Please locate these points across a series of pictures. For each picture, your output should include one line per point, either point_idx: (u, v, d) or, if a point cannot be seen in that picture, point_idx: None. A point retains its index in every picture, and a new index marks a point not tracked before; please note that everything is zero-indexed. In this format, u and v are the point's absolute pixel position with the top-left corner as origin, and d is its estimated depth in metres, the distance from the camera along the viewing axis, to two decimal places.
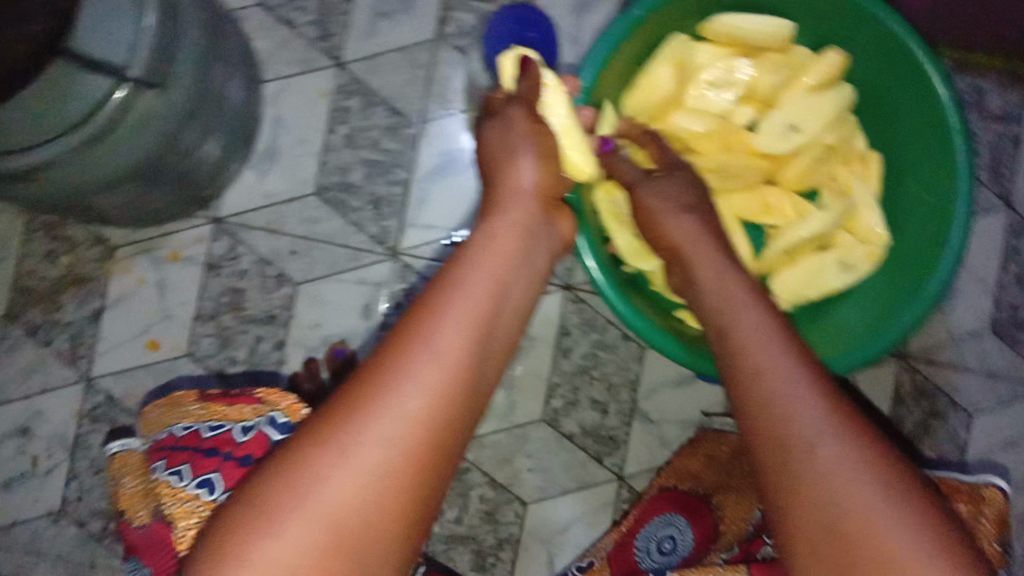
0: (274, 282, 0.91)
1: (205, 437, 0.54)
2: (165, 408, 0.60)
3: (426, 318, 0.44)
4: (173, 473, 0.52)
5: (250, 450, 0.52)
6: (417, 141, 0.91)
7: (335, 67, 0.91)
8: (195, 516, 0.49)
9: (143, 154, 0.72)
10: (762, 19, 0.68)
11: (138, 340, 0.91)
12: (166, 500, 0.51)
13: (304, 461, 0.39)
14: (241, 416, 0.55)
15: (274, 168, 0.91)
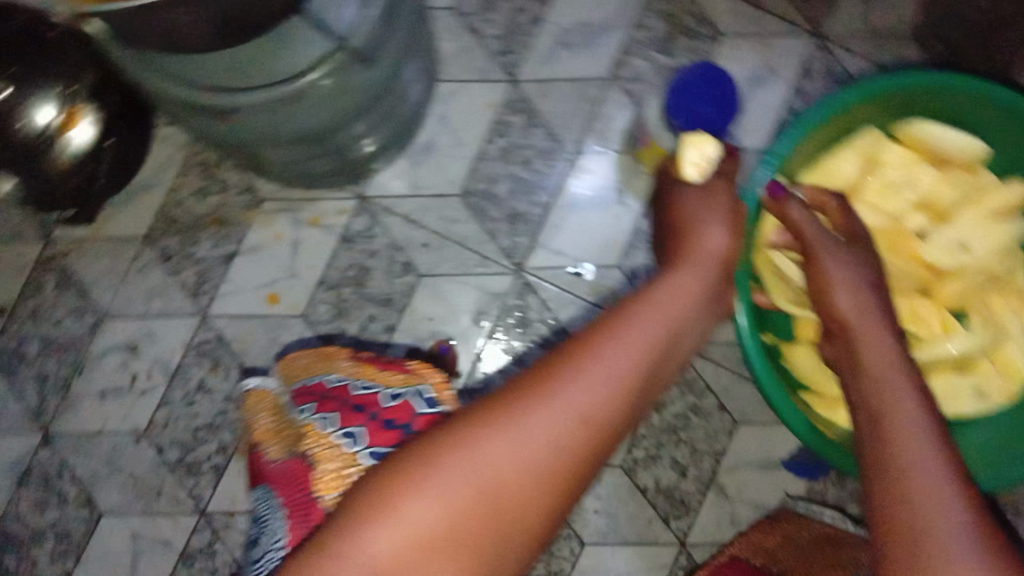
0: (400, 269, 0.94)
1: (356, 394, 0.59)
2: (317, 361, 0.67)
3: (597, 344, 0.50)
4: (320, 418, 0.58)
5: (395, 415, 0.57)
6: (566, 169, 0.94)
7: (509, 82, 0.94)
8: (336, 461, 0.54)
9: (324, 119, 0.77)
10: (960, 135, 0.70)
11: (260, 291, 0.94)
12: (312, 442, 0.56)
13: (476, 426, 0.46)
14: (390, 382, 0.60)
15: (428, 162, 0.95)
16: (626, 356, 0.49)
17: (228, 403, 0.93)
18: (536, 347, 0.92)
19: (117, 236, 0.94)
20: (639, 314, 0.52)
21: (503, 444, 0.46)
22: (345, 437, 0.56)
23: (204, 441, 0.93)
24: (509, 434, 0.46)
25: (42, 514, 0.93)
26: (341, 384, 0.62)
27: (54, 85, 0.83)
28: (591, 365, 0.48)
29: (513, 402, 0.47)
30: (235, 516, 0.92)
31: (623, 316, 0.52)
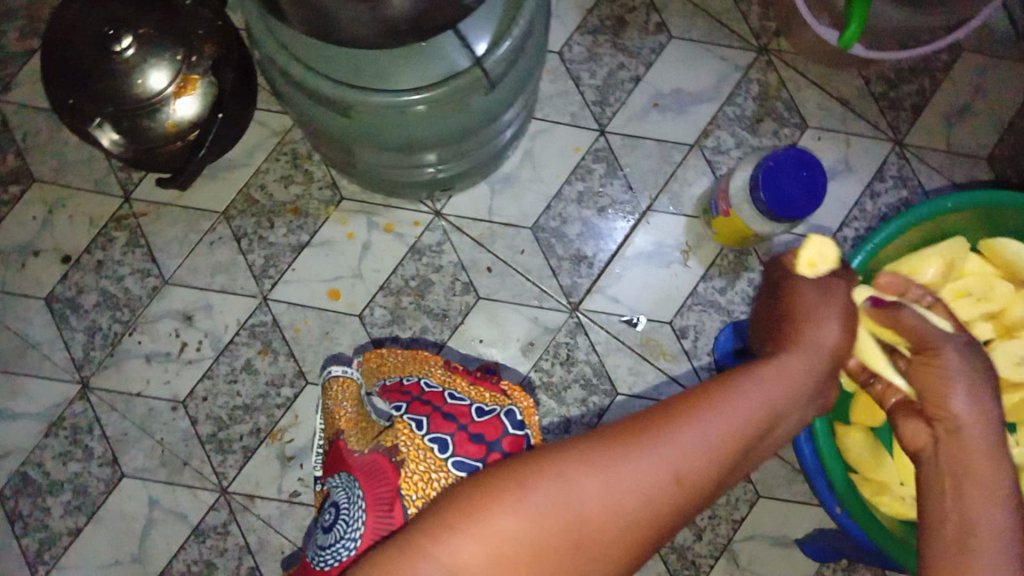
0: (461, 288, 0.97)
1: (446, 402, 0.66)
2: (413, 362, 0.75)
3: (706, 404, 0.48)
4: (412, 419, 0.65)
5: (483, 430, 0.64)
6: (636, 223, 0.98)
7: (598, 132, 0.99)
8: (425, 464, 0.61)
9: (431, 133, 0.81)
10: None
11: (323, 285, 0.96)
12: (404, 440, 0.63)
13: (571, 460, 0.46)
14: (481, 398, 0.68)
15: (508, 192, 0.98)
16: (730, 424, 0.47)
17: (271, 388, 0.94)
18: (579, 387, 0.95)
19: (197, 206, 0.96)
20: (747, 381, 0.50)
21: (593, 486, 0.45)
22: (435, 441, 0.63)
23: (239, 421, 0.94)
24: (601, 477, 0.45)
25: (64, 466, 0.93)
26: (434, 391, 0.69)
27: (176, 52, 0.84)
28: (692, 427, 0.47)
29: (612, 447, 0.46)
30: (255, 501, 0.93)
31: (732, 380, 0.50)
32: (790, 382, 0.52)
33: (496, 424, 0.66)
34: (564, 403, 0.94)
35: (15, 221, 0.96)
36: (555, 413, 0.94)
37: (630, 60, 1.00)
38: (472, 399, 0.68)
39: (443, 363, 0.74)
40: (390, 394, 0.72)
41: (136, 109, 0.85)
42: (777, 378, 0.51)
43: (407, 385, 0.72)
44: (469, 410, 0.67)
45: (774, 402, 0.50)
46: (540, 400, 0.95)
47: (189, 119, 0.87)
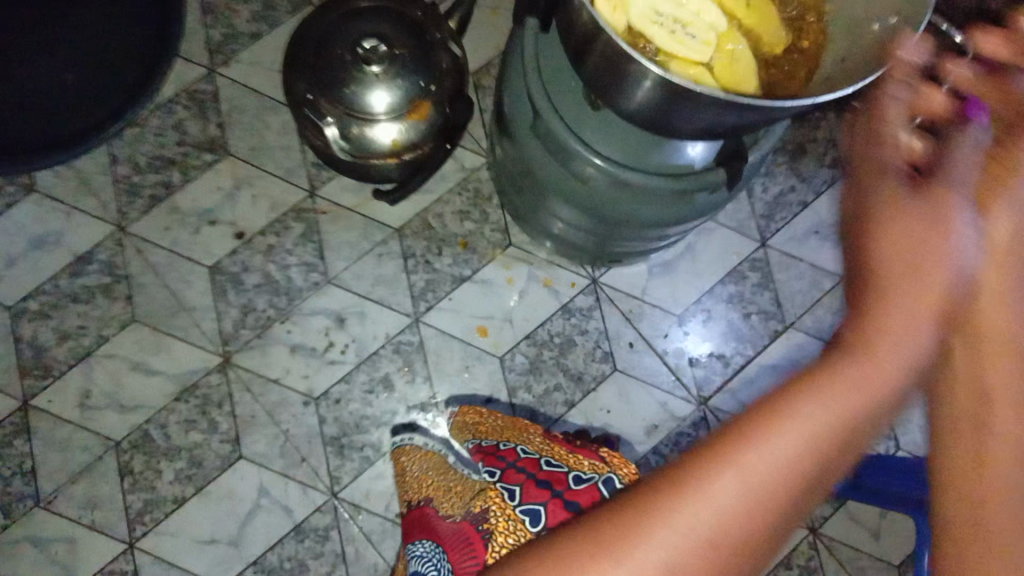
0: (601, 355, 1.00)
1: (539, 470, 0.74)
2: (511, 428, 0.86)
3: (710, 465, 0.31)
4: (505, 488, 0.72)
5: (577, 501, 0.69)
6: (776, 337, 1.03)
7: (760, 245, 1.06)
8: (511, 534, 0.69)
9: (647, 217, 0.83)
10: None
11: (474, 321, 0.99)
12: (496, 509, 0.71)
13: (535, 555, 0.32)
14: (577, 468, 0.76)
15: (665, 276, 1.04)
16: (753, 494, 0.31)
17: (403, 407, 0.96)
18: None
19: (375, 217, 1.01)
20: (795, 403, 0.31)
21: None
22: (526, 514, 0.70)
23: (365, 431, 0.95)
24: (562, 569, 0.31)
25: (186, 433, 0.94)
26: (529, 458, 0.78)
27: (418, 80, 0.88)
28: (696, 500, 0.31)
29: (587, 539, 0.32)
30: (362, 512, 0.94)
31: (783, 396, 0.32)
32: (855, 418, 0.31)
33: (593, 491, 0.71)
34: None
35: (201, 189, 1.00)
36: None
37: (803, 184, 1.08)
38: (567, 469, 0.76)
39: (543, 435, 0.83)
40: (487, 456, 0.81)
41: (352, 116, 0.87)
42: (830, 390, 0.31)
43: (503, 449, 0.80)
44: (566, 476, 0.72)
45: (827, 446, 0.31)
46: None
47: (385, 139, 0.90)
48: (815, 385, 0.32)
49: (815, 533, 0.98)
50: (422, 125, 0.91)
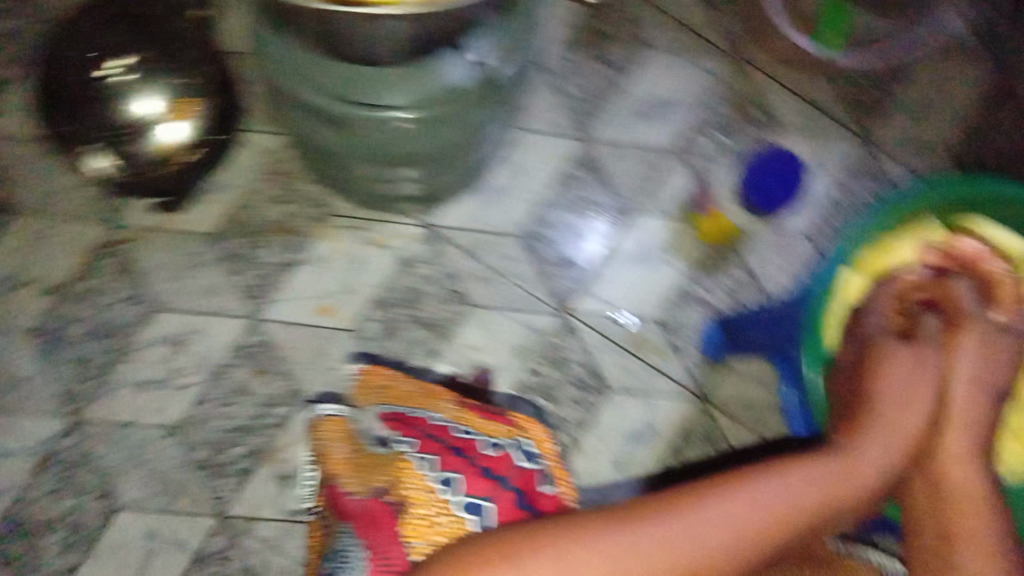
0: (451, 296, 0.98)
1: (456, 437, 0.73)
2: (423, 394, 0.81)
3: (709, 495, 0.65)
4: (422, 458, 0.70)
5: (489, 463, 0.71)
6: (621, 224, 1.01)
7: (581, 141, 1.02)
8: (431, 505, 0.67)
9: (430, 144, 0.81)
10: (1010, 235, 0.80)
11: (312, 302, 0.96)
12: (412, 480, 0.68)
13: (585, 529, 0.62)
14: (489, 432, 0.75)
15: (495, 201, 1.00)
16: (731, 521, 0.64)
17: (266, 408, 0.93)
18: (572, 387, 0.98)
19: (188, 228, 0.97)
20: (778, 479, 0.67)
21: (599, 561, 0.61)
22: (445, 483, 0.68)
23: (236, 443, 0.93)
24: (605, 545, 0.61)
25: (56, 502, 0.91)
26: (442, 425, 0.75)
27: (174, 79, 0.90)
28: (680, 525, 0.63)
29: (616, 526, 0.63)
30: (256, 523, 0.91)
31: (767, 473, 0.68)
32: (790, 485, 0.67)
33: (507, 458, 0.72)
34: (558, 404, 0.97)
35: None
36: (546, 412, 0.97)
37: (609, 68, 1.04)
38: (478, 433, 0.75)
39: (454, 401, 0.80)
40: (394, 423, 0.76)
41: (122, 135, 0.89)
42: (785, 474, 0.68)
43: (412, 416, 0.76)
44: (480, 444, 0.73)
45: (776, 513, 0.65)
46: (535, 402, 0.97)
47: (173, 142, 0.90)
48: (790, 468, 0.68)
49: (705, 400, 0.99)
50: (205, 119, 0.92)
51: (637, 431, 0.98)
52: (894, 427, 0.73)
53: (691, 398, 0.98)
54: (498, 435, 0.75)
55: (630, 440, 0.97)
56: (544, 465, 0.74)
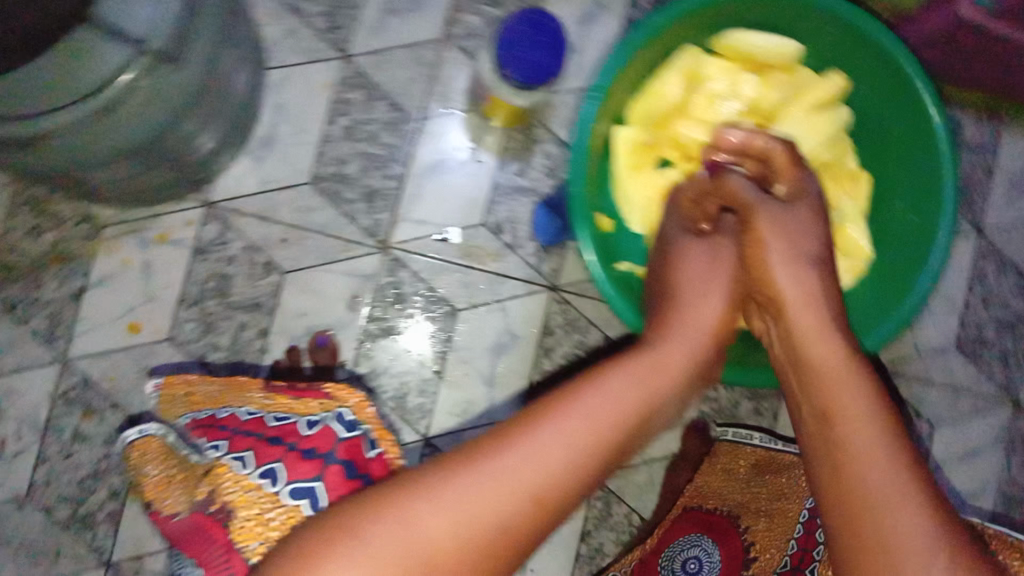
0: (262, 269, 0.91)
1: (270, 426, 0.64)
2: (235, 391, 0.72)
3: (544, 416, 0.57)
4: (236, 459, 0.62)
5: (314, 443, 0.62)
6: (415, 137, 0.94)
7: (342, 60, 0.93)
8: (255, 506, 0.59)
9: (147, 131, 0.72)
10: (772, 38, 0.69)
11: (118, 323, 0.90)
12: (230, 485, 0.61)
13: (442, 473, 0.55)
14: (305, 411, 0.66)
15: (272, 154, 0.92)
16: (585, 421, 0.57)
17: (110, 445, 0.89)
18: (419, 319, 0.94)
19: None
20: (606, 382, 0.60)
21: (461, 502, 0.53)
22: (265, 478, 0.60)
23: (93, 490, 0.88)
24: (467, 483, 0.54)
25: None
26: (253, 417, 0.66)
27: None
28: (547, 442, 0.56)
29: (475, 459, 0.55)
30: (144, 558, 0.88)
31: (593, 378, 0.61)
32: (626, 386, 0.60)
33: (330, 431, 0.63)
34: (411, 341, 0.93)
35: None
36: (401, 354, 0.93)
37: None
38: (297, 414, 0.66)
39: (264, 386, 0.71)
40: (204, 428, 0.68)
41: None
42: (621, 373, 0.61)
43: (222, 417, 0.68)
44: (298, 426, 0.64)
45: (626, 405, 0.59)
46: (386, 347, 0.93)
47: None
48: (618, 367, 0.61)
49: (555, 288, 0.94)
50: None
51: (499, 340, 0.94)
52: (706, 300, 0.66)
53: (541, 290, 0.94)
54: (312, 410, 0.65)
55: (494, 352, 0.94)
56: (367, 429, 0.64)
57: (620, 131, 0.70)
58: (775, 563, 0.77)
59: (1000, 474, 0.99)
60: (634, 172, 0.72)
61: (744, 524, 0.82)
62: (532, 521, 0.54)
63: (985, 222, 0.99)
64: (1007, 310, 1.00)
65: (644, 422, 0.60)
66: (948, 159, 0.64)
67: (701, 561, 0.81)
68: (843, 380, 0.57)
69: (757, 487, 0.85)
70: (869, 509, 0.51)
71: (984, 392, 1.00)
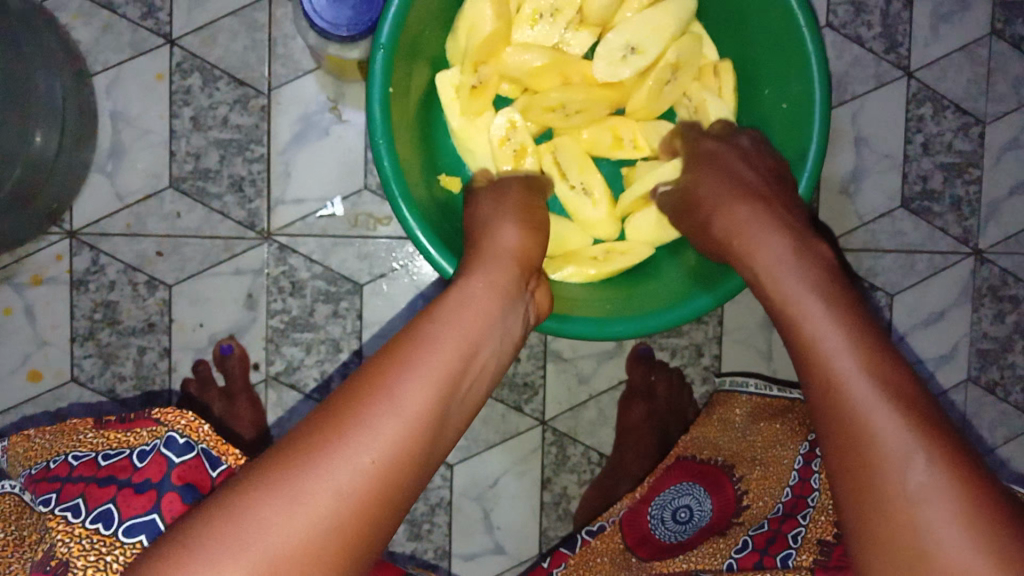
0: (146, 288, 0.87)
1: (102, 466, 0.59)
2: (61, 437, 0.64)
3: (389, 367, 0.45)
4: (66, 509, 0.56)
5: (147, 475, 0.58)
6: (269, 112, 0.86)
7: (168, 45, 0.85)
8: (92, 552, 0.54)
9: None
10: None
11: (17, 373, 0.87)
12: (59, 537, 0.54)
13: (268, 476, 0.41)
14: (140, 441, 0.61)
15: (124, 165, 0.86)
16: (434, 364, 0.46)
17: None
18: (323, 303, 0.87)
19: None
20: (437, 325, 0.48)
21: (306, 501, 0.40)
22: (99, 520, 0.55)
23: None
24: (308, 478, 0.40)
25: None
26: (84, 461, 0.60)
27: None
28: (385, 407, 0.43)
29: (303, 447, 0.42)
30: None
31: (420, 324, 0.48)
32: (465, 331, 0.49)
33: (159, 461, 0.58)
34: (319, 328, 0.88)
35: None
36: (311, 345, 0.88)
37: None
38: (132, 447, 0.61)
39: (93, 424, 0.64)
40: (38, 486, 0.60)
41: None
42: (458, 315, 0.49)
43: (54, 469, 0.60)
44: (129, 460, 0.59)
45: (467, 342, 0.48)
46: (296, 340, 0.88)
47: None
48: (445, 307, 0.50)
49: None
50: None
51: (411, 306, 0.88)
52: (498, 230, 0.58)
53: None
54: (144, 440, 0.61)
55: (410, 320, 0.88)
56: (202, 447, 0.61)
57: (443, 75, 0.63)
58: (769, 509, 0.72)
59: (969, 329, 0.94)
60: (470, 117, 0.65)
61: (738, 473, 0.77)
62: (395, 502, 0.43)
63: (912, 61, 0.92)
64: (952, 152, 0.93)
65: (482, 363, 0.49)
66: (801, 11, 0.58)
67: (692, 510, 0.78)
68: (811, 303, 0.51)
69: (752, 434, 0.80)
70: (859, 428, 0.44)
71: (941, 248, 0.93)
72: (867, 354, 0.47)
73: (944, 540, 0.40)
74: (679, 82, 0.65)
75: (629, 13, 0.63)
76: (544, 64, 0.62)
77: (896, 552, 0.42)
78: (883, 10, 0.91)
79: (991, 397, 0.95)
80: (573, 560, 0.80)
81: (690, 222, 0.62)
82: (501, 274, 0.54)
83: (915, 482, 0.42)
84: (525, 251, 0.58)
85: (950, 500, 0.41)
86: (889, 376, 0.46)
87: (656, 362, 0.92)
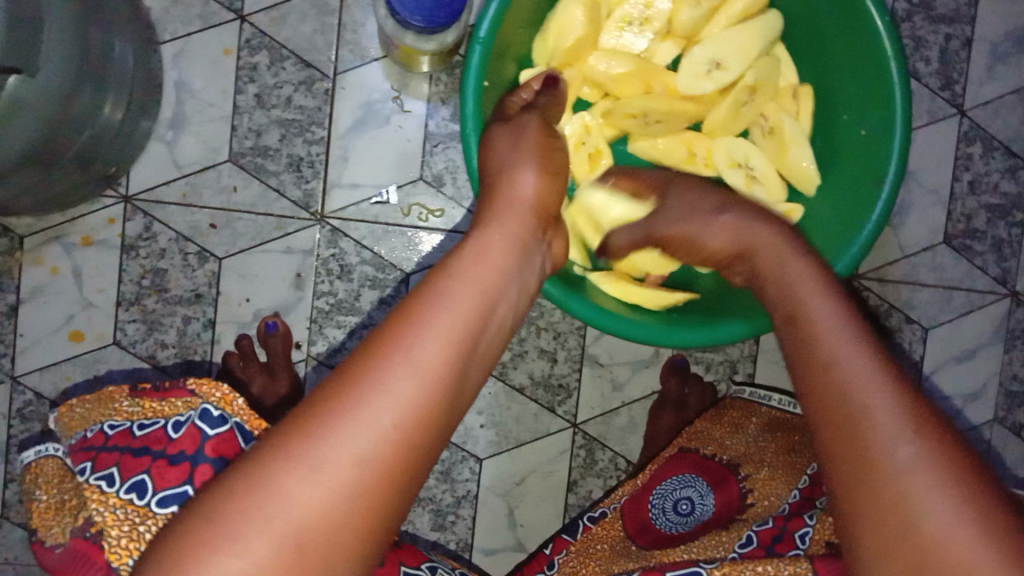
0: (196, 259, 0.87)
1: (136, 437, 0.62)
2: (98, 404, 0.67)
3: (404, 326, 0.44)
4: (101, 479, 0.59)
5: (180, 447, 0.60)
6: (332, 95, 0.87)
7: (238, 21, 0.86)
8: (125, 523, 0.57)
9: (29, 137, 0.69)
10: None
11: (60, 334, 0.87)
12: (96, 506, 0.57)
13: (290, 444, 0.40)
14: (174, 412, 0.64)
15: (184, 135, 0.87)
16: (448, 323, 0.45)
17: None
18: (369, 289, 0.88)
19: None
20: (449, 285, 0.47)
21: (326, 471, 0.39)
22: (133, 490, 0.58)
23: None
24: (330, 443, 0.40)
25: None
26: (120, 430, 0.64)
27: None
28: (401, 367, 0.42)
29: (316, 416, 0.41)
30: None
31: (432, 282, 0.47)
32: (480, 291, 0.47)
33: (191, 433, 0.61)
34: (363, 313, 0.88)
35: None
36: (354, 329, 0.88)
37: None
38: (167, 417, 0.64)
39: (128, 392, 0.67)
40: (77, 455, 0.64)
41: None
42: (472, 271, 0.48)
43: (92, 438, 0.64)
44: (164, 432, 0.62)
45: (482, 301, 0.47)
46: (340, 323, 0.88)
47: None
48: (457, 266, 0.49)
49: None
50: None
51: None
52: (518, 173, 0.56)
53: None
54: (178, 411, 0.64)
55: None
56: (236, 421, 0.63)
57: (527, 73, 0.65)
58: (775, 509, 0.72)
59: (999, 368, 0.95)
60: None
61: (744, 472, 0.78)
62: (417, 461, 0.42)
63: (966, 100, 0.93)
64: (998, 193, 0.94)
65: (496, 321, 0.48)
66: (889, 39, 0.59)
67: (694, 503, 0.78)
68: (806, 282, 0.49)
69: (764, 441, 0.80)
70: (843, 409, 0.41)
71: (978, 286, 0.94)
72: (832, 335, 0.44)
73: (932, 510, 0.37)
74: (756, 104, 0.66)
75: (717, 28, 0.64)
76: (628, 72, 0.63)
77: (881, 537, 0.38)
78: (941, 46, 0.92)
79: (1016, 439, 0.96)
80: (574, 547, 0.82)
81: (695, 214, 0.59)
82: (510, 232, 0.52)
83: (905, 454, 0.38)
84: (539, 204, 0.55)
85: (928, 474, 0.38)
86: (849, 354, 0.43)
87: (691, 375, 0.92)
